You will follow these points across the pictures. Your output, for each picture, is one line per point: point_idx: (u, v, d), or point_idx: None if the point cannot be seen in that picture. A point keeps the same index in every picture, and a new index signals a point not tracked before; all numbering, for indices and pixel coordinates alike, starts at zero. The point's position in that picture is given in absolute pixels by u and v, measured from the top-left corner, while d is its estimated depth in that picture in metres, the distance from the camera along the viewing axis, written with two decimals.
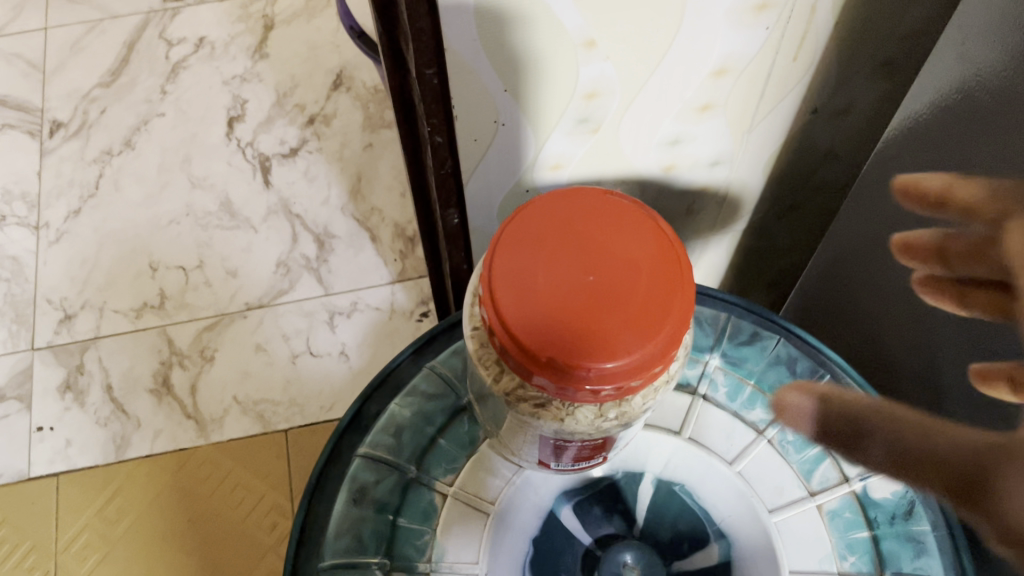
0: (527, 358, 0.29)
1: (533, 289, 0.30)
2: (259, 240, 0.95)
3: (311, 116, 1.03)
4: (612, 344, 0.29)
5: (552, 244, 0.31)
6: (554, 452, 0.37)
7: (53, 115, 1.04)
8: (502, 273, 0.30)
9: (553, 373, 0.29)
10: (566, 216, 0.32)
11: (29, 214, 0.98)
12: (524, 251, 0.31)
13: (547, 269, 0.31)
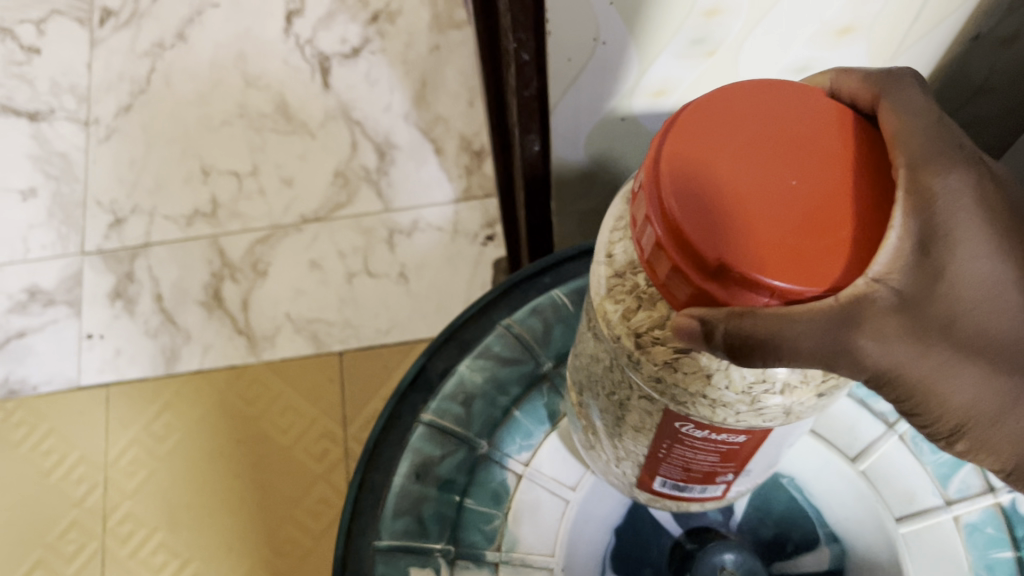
0: (694, 273, 0.21)
1: (714, 173, 0.21)
2: (315, 148, 0.90)
3: (375, 13, 0.95)
4: (819, 254, 0.20)
5: (739, 124, 0.22)
6: (663, 460, 0.29)
7: (103, 2, 0.98)
8: (676, 152, 0.22)
9: (726, 295, 0.21)
10: (759, 91, 0.23)
11: (78, 108, 0.93)
12: (701, 133, 0.22)
13: (731, 152, 0.22)
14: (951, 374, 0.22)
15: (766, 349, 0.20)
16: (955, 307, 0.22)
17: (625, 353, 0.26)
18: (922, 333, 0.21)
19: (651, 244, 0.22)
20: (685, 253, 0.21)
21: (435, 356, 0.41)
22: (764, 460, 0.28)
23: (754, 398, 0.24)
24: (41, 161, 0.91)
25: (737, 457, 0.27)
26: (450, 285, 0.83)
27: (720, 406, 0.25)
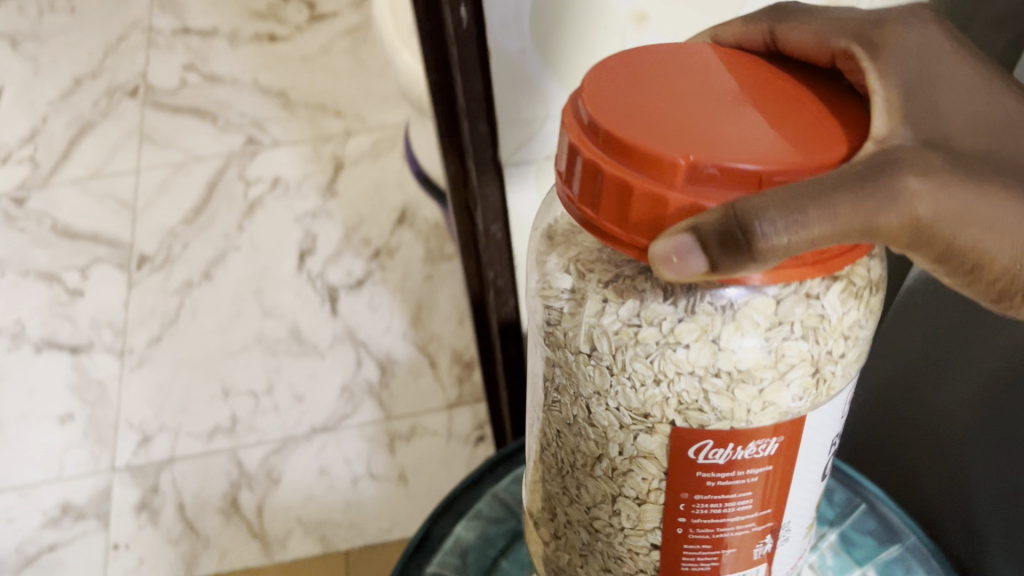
0: (658, 183, 0.23)
1: (649, 112, 0.25)
2: (324, 366, 1.01)
3: (376, 249, 1.11)
4: (786, 141, 0.24)
5: (665, 77, 0.27)
6: (688, 537, 0.29)
7: (140, 249, 1.13)
8: (608, 104, 0.25)
9: (702, 196, 0.23)
10: (663, 52, 0.28)
11: (115, 341, 1.05)
12: (629, 82, 0.26)
13: (668, 93, 0.26)
14: (991, 205, 0.24)
15: (797, 222, 0.22)
16: (975, 142, 0.25)
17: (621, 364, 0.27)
18: (959, 164, 0.24)
19: (606, 180, 0.24)
20: (649, 163, 0.23)
21: (436, 522, 0.50)
22: (788, 514, 0.30)
23: (773, 357, 0.26)
24: (79, 389, 1.01)
25: (765, 498, 0.28)
26: (446, 483, 0.92)
27: (742, 384, 0.26)
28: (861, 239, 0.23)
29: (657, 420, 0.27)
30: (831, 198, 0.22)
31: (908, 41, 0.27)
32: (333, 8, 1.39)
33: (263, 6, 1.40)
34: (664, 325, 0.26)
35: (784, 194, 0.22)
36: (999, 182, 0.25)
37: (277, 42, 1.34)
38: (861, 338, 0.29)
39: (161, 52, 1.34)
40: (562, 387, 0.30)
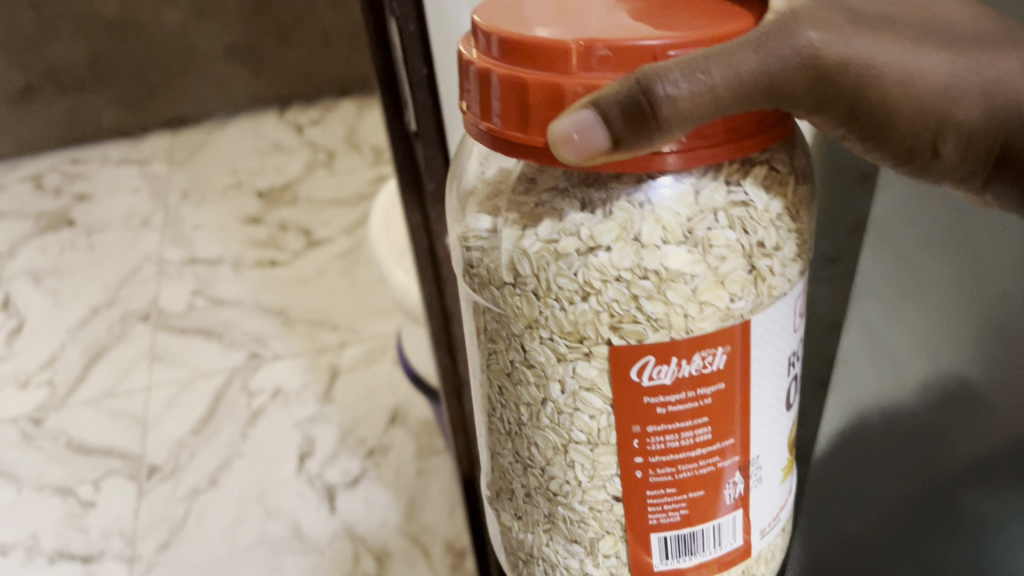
0: (554, 73, 0.23)
1: (550, 15, 0.26)
2: (324, 561, 1.05)
3: (370, 448, 1.19)
4: (681, 24, 0.25)
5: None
6: (648, 482, 0.27)
7: (150, 460, 1.20)
8: (509, 18, 0.26)
9: (601, 77, 0.23)
10: None
11: (124, 548, 1.09)
12: (525, 4, 0.27)
13: (566, 5, 0.27)
14: (883, 52, 0.24)
15: (699, 87, 0.22)
16: (884, 12, 0.25)
17: (542, 286, 0.26)
18: (856, 24, 0.24)
19: (503, 101, 0.25)
20: (546, 58, 0.24)
21: None
22: (754, 448, 0.28)
23: (702, 251, 0.25)
24: None
25: (725, 424, 0.26)
26: None
27: (673, 284, 0.25)
28: (767, 100, 0.23)
29: (593, 342, 0.26)
30: (724, 61, 0.22)
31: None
32: (328, 234, 1.54)
33: (263, 235, 1.54)
34: (585, 232, 0.26)
35: (691, 65, 0.22)
36: (890, 29, 0.24)
37: (277, 267, 1.48)
38: (799, 232, 0.28)
39: (171, 281, 1.47)
40: (492, 338, 0.29)
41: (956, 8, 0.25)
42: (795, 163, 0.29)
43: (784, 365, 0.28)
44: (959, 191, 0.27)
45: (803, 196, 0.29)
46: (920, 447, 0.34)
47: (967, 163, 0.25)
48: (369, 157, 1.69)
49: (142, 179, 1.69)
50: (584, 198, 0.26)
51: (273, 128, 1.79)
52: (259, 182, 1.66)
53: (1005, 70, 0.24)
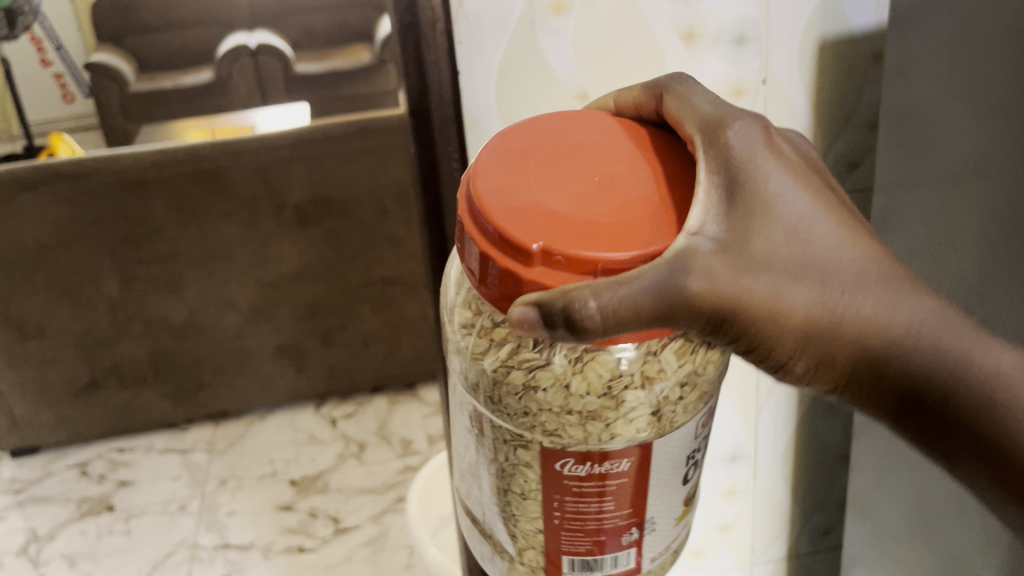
0: (517, 263, 0.33)
1: (528, 192, 0.35)
2: None
3: None
4: (611, 227, 0.34)
5: (552, 158, 0.37)
6: (563, 527, 0.40)
7: None
8: (495, 188, 0.35)
9: (551, 278, 0.33)
10: (552, 131, 0.38)
11: None
12: (508, 163, 0.36)
13: (545, 175, 0.36)
14: (753, 290, 0.35)
15: (614, 310, 0.32)
16: (770, 254, 0.36)
17: (497, 391, 0.38)
18: (738, 263, 0.35)
19: (479, 259, 0.35)
20: (509, 249, 0.33)
21: None
22: (646, 513, 0.40)
23: (614, 404, 0.36)
24: None
25: (623, 501, 0.39)
26: None
27: (590, 422, 0.37)
28: (660, 323, 0.33)
29: (529, 439, 0.38)
30: (636, 292, 0.32)
31: (715, 172, 0.35)
32: (355, 522, 1.60)
33: (294, 522, 1.61)
34: (530, 369, 0.36)
35: (608, 286, 0.32)
36: (768, 281, 0.36)
37: (306, 553, 1.53)
38: (704, 380, 0.39)
39: (202, 566, 1.52)
40: (467, 413, 0.41)
41: (839, 252, 0.37)
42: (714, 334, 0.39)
43: (683, 461, 0.40)
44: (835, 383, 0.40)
45: (712, 352, 0.39)
46: (945, 518, 0.55)
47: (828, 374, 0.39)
48: (398, 448, 1.80)
49: (183, 467, 1.80)
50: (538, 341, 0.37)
51: (309, 421, 1.93)
52: (293, 472, 1.75)
53: (857, 312, 0.37)
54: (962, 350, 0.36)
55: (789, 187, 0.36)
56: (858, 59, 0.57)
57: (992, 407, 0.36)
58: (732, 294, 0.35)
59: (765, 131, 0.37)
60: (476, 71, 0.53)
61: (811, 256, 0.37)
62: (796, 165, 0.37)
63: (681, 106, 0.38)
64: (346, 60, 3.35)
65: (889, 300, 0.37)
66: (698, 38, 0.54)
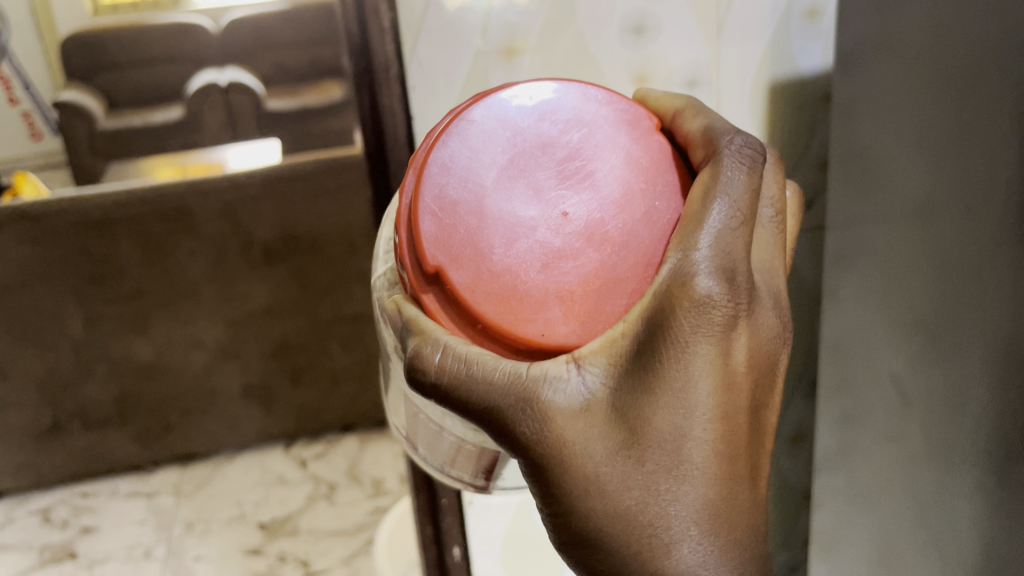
0: (415, 271, 0.33)
1: (473, 214, 0.32)
2: None
3: None
4: (534, 302, 0.32)
5: (538, 177, 0.33)
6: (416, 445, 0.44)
7: None
8: (451, 187, 0.33)
9: (434, 305, 0.33)
10: (562, 118, 0.33)
11: None
12: (490, 153, 0.33)
13: (514, 197, 0.32)
14: (578, 446, 0.32)
15: (450, 381, 0.32)
16: (624, 438, 0.32)
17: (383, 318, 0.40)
18: (577, 422, 0.32)
19: (394, 235, 0.34)
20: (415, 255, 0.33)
21: None
22: (498, 468, 0.42)
23: None
24: None
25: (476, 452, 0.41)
26: None
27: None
28: (467, 406, 0.32)
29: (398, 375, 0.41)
30: (476, 385, 0.32)
31: (640, 319, 0.32)
32: (325, 564, 1.57)
33: (263, 565, 1.57)
34: None
35: (461, 356, 0.32)
36: (598, 453, 0.32)
37: None
38: None
39: None
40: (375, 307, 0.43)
41: (709, 479, 0.33)
42: None
43: None
44: None
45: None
46: (910, 553, 0.55)
47: None
48: (369, 488, 1.77)
49: (149, 512, 1.76)
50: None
51: (277, 463, 1.90)
52: (262, 514, 1.72)
53: (670, 548, 0.33)
54: None
55: (687, 396, 0.32)
56: (807, 99, 0.58)
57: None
58: (553, 454, 0.32)
59: (725, 324, 0.31)
60: (429, 113, 0.52)
61: (675, 463, 0.32)
62: (724, 376, 0.33)
63: (705, 186, 0.32)
64: (317, 97, 3.36)
65: (699, 565, 0.33)
66: (650, 80, 0.54)
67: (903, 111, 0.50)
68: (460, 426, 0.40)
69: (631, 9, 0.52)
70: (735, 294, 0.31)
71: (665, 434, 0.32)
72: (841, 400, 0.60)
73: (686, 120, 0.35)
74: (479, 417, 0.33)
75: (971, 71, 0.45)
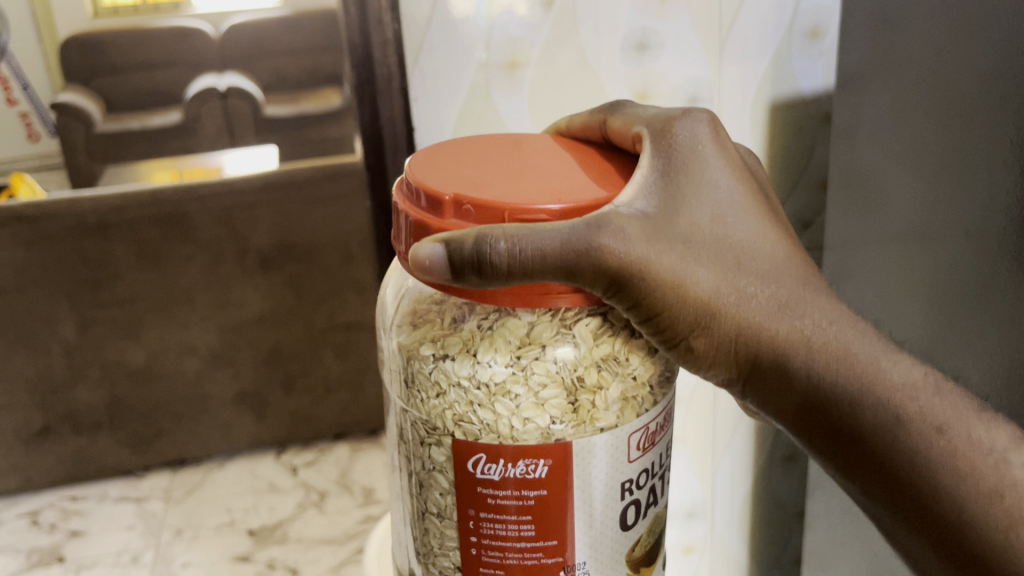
0: (432, 214, 0.37)
1: (456, 167, 0.40)
2: None
3: None
4: (536, 187, 0.38)
5: (495, 157, 0.41)
6: (481, 552, 0.40)
7: None
8: (428, 163, 0.40)
9: (460, 221, 0.36)
10: (495, 138, 0.44)
11: None
12: (445, 156, 0.42)
13: (482, 158, 0.41)
14: (658, 254, 0.38)
15: (521, 251, 0.34)
16: (689, 228, 0.39)
17: (411, 374, 0.41)
18: (648, 229, 0.38)
19: (407, 227, 0.38)
20: (428, 202, 0.37)
21: None
22: (576, 556, 0.40)
23: (518, 376, 0.39)
24: None
25: (544, 527, 0.39)
26: None
27: (500, 396, 0.38)
28: (557, 268, 0.35)
29: (442, 432, 0.39)
30: (549, 236, 0.35)
31: (652, 159, 0.40)
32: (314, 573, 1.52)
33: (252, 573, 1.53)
34: (440, 345, 0.40)
35: (514, 229, 0.34)
36: (672, 253, 0.39)
37: None
38: (641, 382, 0.41)
39: None
40: (398, 422, 0.43)
41: (759, 243, 0.41)
42: (605, 339, 0.40)
43: (614, 489, 0.40)
44: (722, 370, 0.43)
45: (632, 343, 0.41)
46: None
47: (719, 358, 0.42)
48: (359, 498, 1.75)
49: (137, 517, 1.74)
50: (455, 321, 0.41)
51: (268, 469, 1.87)
52: (251, 522, 1.69)
53: (762, 295, 0.41)
54: (863, 355, 0.40)
55: (716, 178, 0.41)
56: (810, 119, 0.58)
57: (900, 423, 0.38)
58: (640, 264, 0.37)
59: (712, 128, 0.42)
60: (429, 124, 0.52)
61: (731, 234, 0.41)
62: (733, 163, 0.42)
63: (626, 115, 0.44)
64: (316, 104, 3.35)
65: (785, 287, 0.41)
66: (652, 97, 0.54)
67: (908, 135, 0.50)
68: (520, 416, 0.38)
69: (633, 25, 0.52)
70: (711, 119, 0.42)
71: (715, 208, 0.40)
72: None
73: (575, 124, 0.47)
74: (559, 274, 0.35)
75: (977, 95, 0.45)
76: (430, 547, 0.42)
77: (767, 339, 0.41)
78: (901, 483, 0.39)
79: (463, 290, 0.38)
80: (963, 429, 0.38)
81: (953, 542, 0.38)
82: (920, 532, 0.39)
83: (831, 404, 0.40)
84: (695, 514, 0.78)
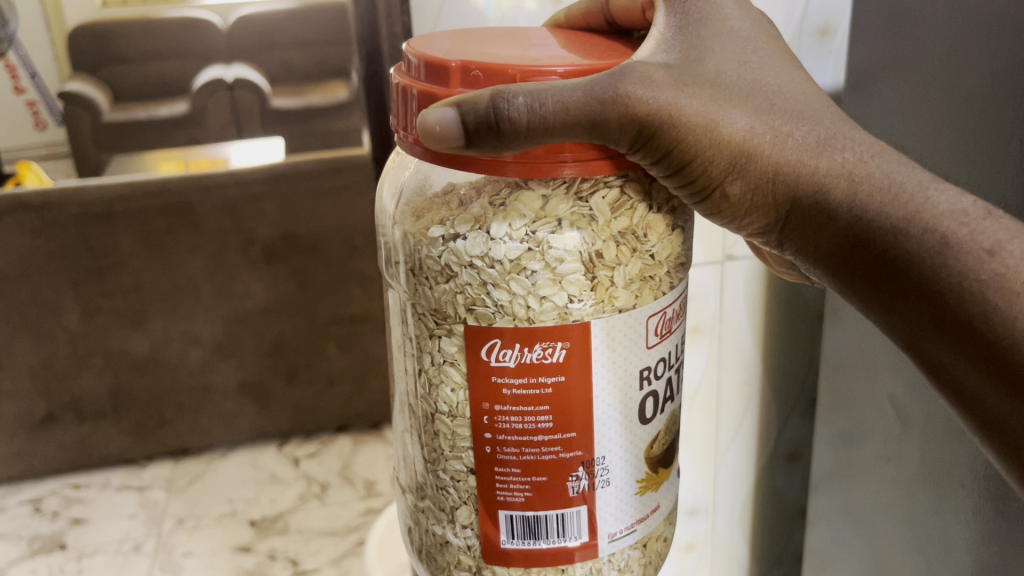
0: (438, 83, 0.38)
1: (459, 44, 0.41)
2: None
3: None
4: (539, 57, 0.39)
5: (497, 38, 0.43)
6: (496, 449, 0.42)
7: None
8: (430, 41, 0.42)
9: (469, 86, 0.38)
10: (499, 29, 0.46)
11: None
12: (447, 38, 0.43)
13: (483, 39, 0.43)
14: (687, 101, 0.40)
15: (539, 107, 0.35)
16: (716, 75, 0.41)
17: (419, 262, 0.42)
18: (674, 77, 0.40)
19: (412, 101, 0.39)
20: (433, 73, 0.38)
21: None
22: (595, 450, 0.43)
23: (534, 253, 0.40)
24: None
25: (562, 420, 0.41)
26: None
27: (514, 275, 0.40)
28: (586, 122, 0.37)
29: (455, 321, 0.41)
30: (571, 89, 0.36)
31: (666, 25, 0.43)
32: (315, 564, 1.51)
33: (251, 563, 1.52)
34: (450, 227, 0.41)
35: (535, 87, 0.36)
36: (703, 97, 0.40)
37: None
38: (654, 260, 0.43)
39: None
40: (408, 319, 0.45)
41: (785, 90, 0.43)
42: (624, 205, 0.42)
43: (634, 376, 0.43)
44: (769, 215, 0.44)
45: (651, 217, 0.43)
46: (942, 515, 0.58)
47: (762, 203, 0.43)
48: (361, 490, 1.75)
49: (139, 506, 1.74)
50: (463, 203, 0.42)
51: (270, 460, 1.87)
52: (253, 513, 1.68)
53: (797, 135, 0.42)
54: (901, 179, 0.41)
55: (731, 34, 0.43)
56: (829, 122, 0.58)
57: (944, 246, 0.39)
58: (668, 108, 0.39)
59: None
60: None
61: (756, 82, 0.42)
62: (749, 24, 0.45)
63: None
64: (323, 96, 3.34)
65: (815, 126, 0.42)
66: None
67: (921, 127, 0.52)
68: (534, 291, 0.40)
69: None
70: None
71: (737, 60, 0.42)
72: (836, 418, 0.66)
73: (574, 17, 0.48)
74: (587, 131, 0.37)
75: (989, 92, 0.48)
76: (442, 455, 0.45)
77: (809, 175, 0.42)
78: (943, 306, 0.40)
79: (473, 163, 0.39)
80: (1009, 244, 0.39)
81: (1006, 358, 0.38)
82: (964, 354, 0.40)
83: (875, 240, 0.41)
84: (698, 513, 0.78)
